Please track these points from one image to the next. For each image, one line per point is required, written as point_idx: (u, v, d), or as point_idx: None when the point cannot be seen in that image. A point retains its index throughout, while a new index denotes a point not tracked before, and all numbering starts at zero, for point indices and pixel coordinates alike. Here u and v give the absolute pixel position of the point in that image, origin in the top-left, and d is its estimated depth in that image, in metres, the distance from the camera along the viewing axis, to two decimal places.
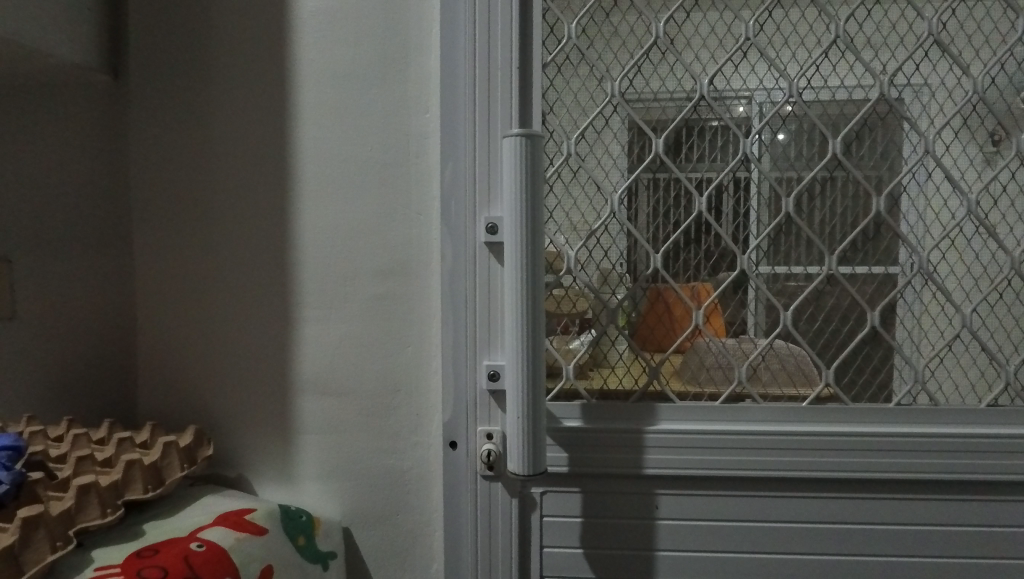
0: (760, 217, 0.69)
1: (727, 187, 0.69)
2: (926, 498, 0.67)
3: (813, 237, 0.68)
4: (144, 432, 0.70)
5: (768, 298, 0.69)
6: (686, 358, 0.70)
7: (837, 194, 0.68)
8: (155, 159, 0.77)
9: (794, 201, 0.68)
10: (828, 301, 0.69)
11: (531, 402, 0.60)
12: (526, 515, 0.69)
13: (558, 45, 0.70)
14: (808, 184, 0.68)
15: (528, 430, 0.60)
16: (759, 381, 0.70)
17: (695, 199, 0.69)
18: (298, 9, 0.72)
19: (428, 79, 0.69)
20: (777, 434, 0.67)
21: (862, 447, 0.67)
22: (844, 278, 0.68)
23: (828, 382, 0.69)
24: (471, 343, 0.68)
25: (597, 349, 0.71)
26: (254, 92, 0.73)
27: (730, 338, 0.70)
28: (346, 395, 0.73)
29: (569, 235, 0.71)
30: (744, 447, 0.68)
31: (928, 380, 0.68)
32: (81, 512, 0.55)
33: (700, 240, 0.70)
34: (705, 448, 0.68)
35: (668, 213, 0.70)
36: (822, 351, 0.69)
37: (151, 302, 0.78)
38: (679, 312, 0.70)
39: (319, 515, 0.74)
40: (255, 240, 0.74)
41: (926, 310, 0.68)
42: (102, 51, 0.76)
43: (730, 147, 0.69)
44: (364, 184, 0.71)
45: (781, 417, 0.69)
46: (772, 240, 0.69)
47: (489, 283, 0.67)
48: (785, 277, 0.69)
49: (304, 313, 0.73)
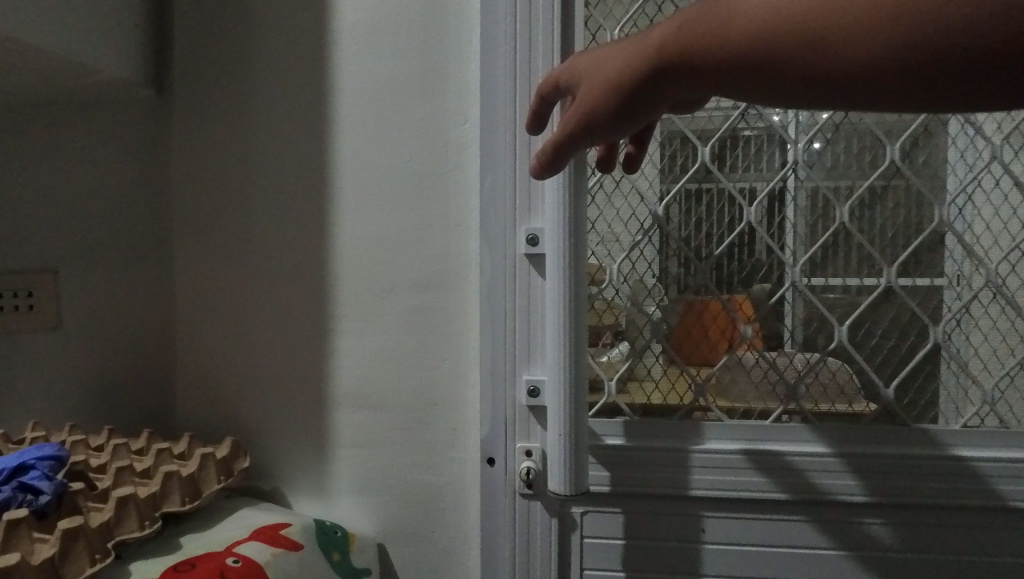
0: (812, 228, 0.66)
1: (777, 197, 0.67)
2: (997, 528, 0.62)
3: (869, 248, 0.65)
4: (182, 442, 0.70)
5: (820, 312, 0.66)
6: (730, 374, 0.68)
7: (895, 203, 0.65)
8: (194, 171, 0.77)
9: (849, 210, 0.66)
10: (886, 314, 0.65)
11: (573, 417, 0.58)
12: (566, 536, 0.67)
13: None
14: (864, 193, 0.65)
15: (569, 447, 0.58)
16: (809, 400, 0.67)
17: (744, 209, 0.67)
18: (337, 22, 0.72)
19: (468, 90, 0.69)
20: (831, 455, 0.64)
21: (923, 470, 0.63)
22: (903, 291, 0.65)
23: (887, 401, 0.65)
24: (510, 358, 0.66)
25: (639, 364, 0.69)
26: (293, 104, 0.73)
27: (780, 354, 0.67)
28: (382, 409, 0.72)
29: (611, 246, 0.69)
30: (795, 468, 0.64)
31: (997, 400, 0.64)
32: (121, 523, 0.55)
33: (748, 252, 0.68)
34: (754, 470, 0.65)
35: (712, 224, 0.68)
36: (879, 368, 0.65)
37: (191, 313, 0.78)
38: (724, 326, 0.68)
39: (353, 529, 0.73)
40: (293, 252, 0.74)
41: (995, 326, 0.64)
42: (146, 65, 0.77)
43: (778, 154, 0.66)
44: (402, 195, 0.70)
45: (835, 438, 0.65)
46: (824, 251, 0.66)
47: (528, 295, 0.66)
48: (839, 288, 0.66)
49: (340, 326, 0.73)
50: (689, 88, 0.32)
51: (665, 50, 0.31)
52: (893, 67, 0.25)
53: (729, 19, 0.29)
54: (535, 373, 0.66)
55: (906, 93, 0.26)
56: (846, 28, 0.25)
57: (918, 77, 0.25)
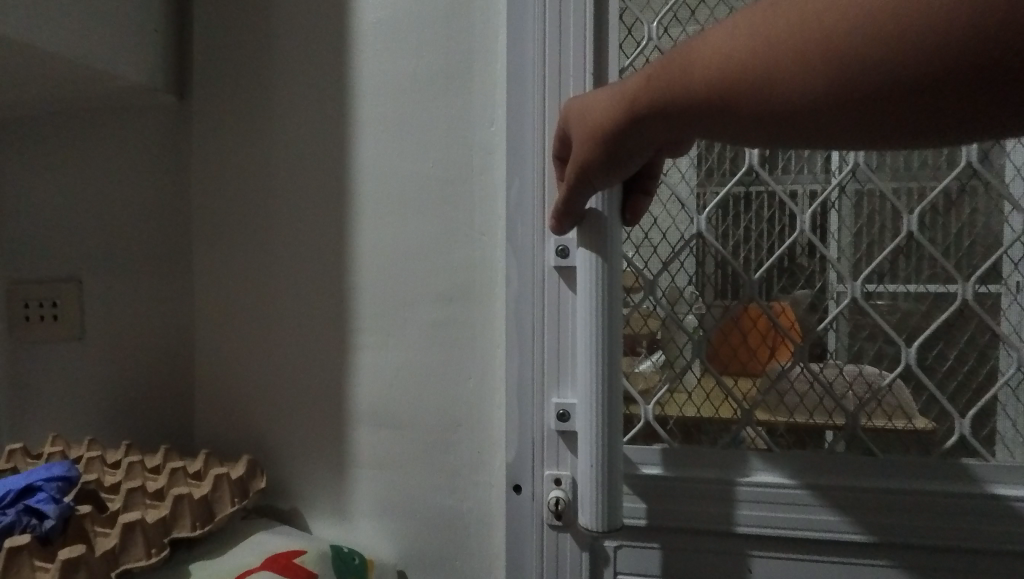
0: (873, 237, 0.60)
1: (834, 203, 0.61)
2: None
3: (941, 259, 0.59)
4: (198, 460, 0.67)
5: (885, 331, 0.60)
6: (780, 397, 0.62)
7: (971, 210, 0.59)
8: (214, 178, 0.75)
9: (918, 217, 0.60)
10: (962, 334, 0.59)
11: (608, 447, 0.53)
12: (598, 571, 0.62)
13: (637, 48, 0.63)
14: (934, 199, 0.59)
15: (603, 480, 0.53)
16: (870, 428, 0.61)
17: (797, 217, 0.62)
18: (359, 21, 0.68)
19: (495, 90, 0.64)
20: (899, 492, 0.57)
21: (1012, 514, 0.55)
22: (982, 308, 0.58)
23: (962, 433, 0.59)
24: (539, 379, 0.62)
25: (680, 385, 0.64)
26: (314, 108, 0.70)
27: (838, 376, 0.61)
28: (403, 428, 0.68)
29: (649, 257, 0.64)
30: (856, 505, 0.58)
31: None
32: (127, 550, 0.52)
33: (802, 263, 0.62)
34: (809, 505, 0.58)
35: (760, 232, 0.62)
36: (954, 396, 0.59)
37: (210, 325, 0.76)
38: (774, 344, 0.62)
39: (373, 555, 0.69)
40: (312, 263, 0.71)
41: None
42: (167, 71, 0.75)
43: (834, 158, 0.61)
44: (425, 202, 0.67)
45: (901, 472, 0.59)
46: (889, 263, 0.60)
47: (558, 311, 0.61)
48: (908, 305, 0.60)
49: (360, 339, 0.69)
50: (659, 132, 0.39)
51: (642, 100, 0.38)
52: (820, 114, 0.30)
53: (686, 72, 0.35)
54: (565, 397, 0.61)
55: (847, 123, 0.30)
56: (783, 78, 0.30)
57: (858, 108, 0.29)
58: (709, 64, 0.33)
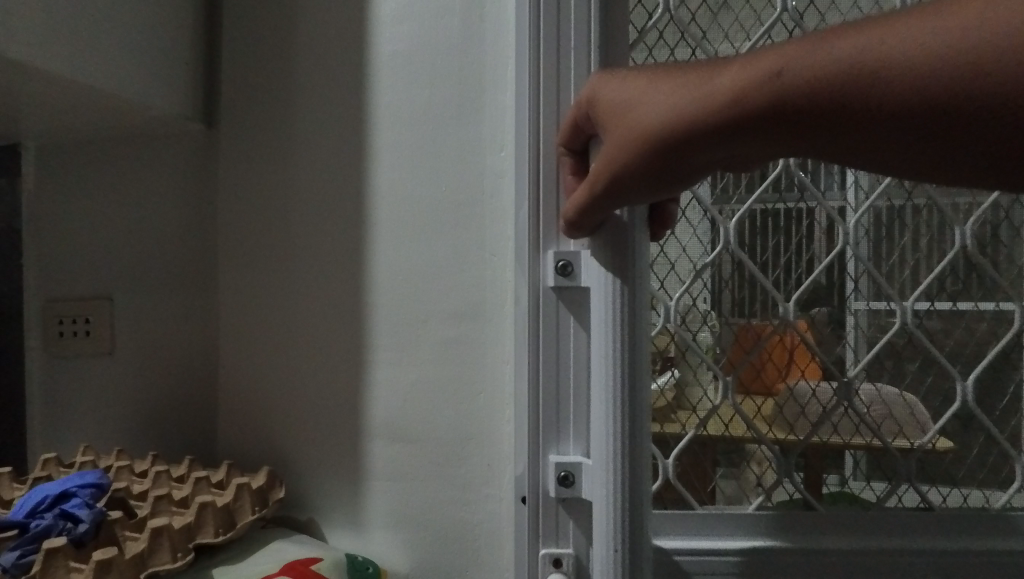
0: (915, 257, 0.65)
1: (877, 224, 0.66)
2: None
3: (998, 281, 0.65)
4: (220, 471, 0.70)
5: (939, 354, 0.65)
6: (820, 422, 0.65)
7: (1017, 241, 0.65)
8: (239, 200, 0.79)
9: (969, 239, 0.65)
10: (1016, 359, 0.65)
11: (632, 494, 0.53)
12: None
13: (650, 17, 0.65)
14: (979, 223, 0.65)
15: (620, 530, 0.52)
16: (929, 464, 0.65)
17: (837, 236, 0.65)
18: (375, 52, 0.72)
19: (505, 118, 0.68)
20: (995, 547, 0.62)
21: None
22: None
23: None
24: (552, 411, 0.62)
25: (715, 416, 0.65)
26: (333, 134, 0.74)
27: (893, 411, 0.65)
28: (417, 441, 0.70)
29: (667, 279, 0.66)
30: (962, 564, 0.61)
31: None
32: (154, 554, 0.55)
33: (839, 280, 0.65)
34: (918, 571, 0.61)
35: (800, 251, 0.65)
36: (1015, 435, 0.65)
37: (234, 341, 0.79)
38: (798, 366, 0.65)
39: (387, 566, 0.71)
40: (330, 282, 0.74)
41: None
42: (196, 100, 0.80)
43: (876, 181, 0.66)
44: (438, 225, 0.70)
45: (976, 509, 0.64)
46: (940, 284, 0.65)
47: (572, 350, 0.62)
48: (961, 330, 0.65)
49: (376, 356, 0.72)
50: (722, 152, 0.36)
51: (777, 98, 0.32)
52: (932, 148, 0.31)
53: (788, 96, 0.32)
54: (572, 455, 0.61)
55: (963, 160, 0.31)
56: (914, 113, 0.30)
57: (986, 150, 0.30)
58: (819, 90, 0.31)
